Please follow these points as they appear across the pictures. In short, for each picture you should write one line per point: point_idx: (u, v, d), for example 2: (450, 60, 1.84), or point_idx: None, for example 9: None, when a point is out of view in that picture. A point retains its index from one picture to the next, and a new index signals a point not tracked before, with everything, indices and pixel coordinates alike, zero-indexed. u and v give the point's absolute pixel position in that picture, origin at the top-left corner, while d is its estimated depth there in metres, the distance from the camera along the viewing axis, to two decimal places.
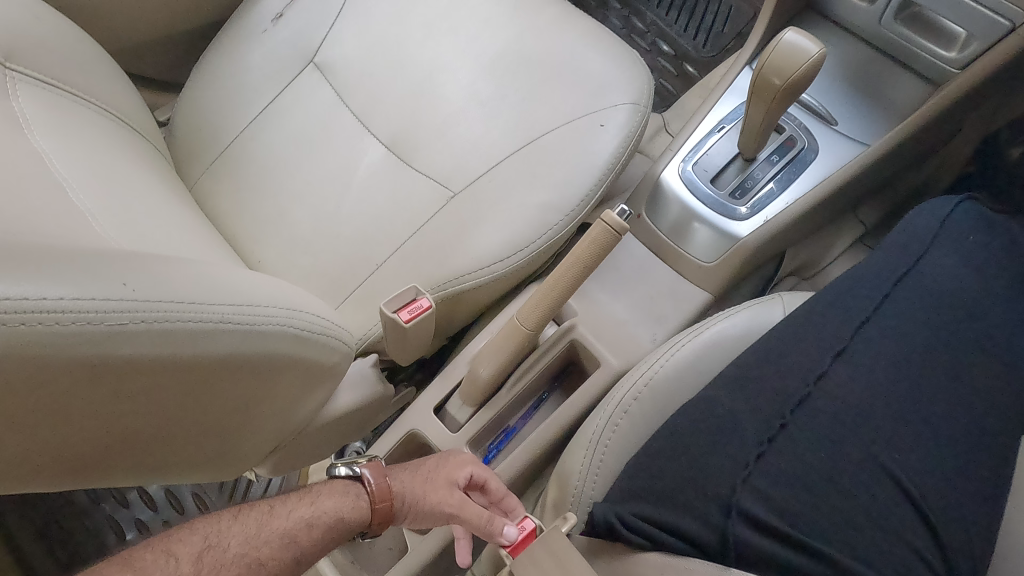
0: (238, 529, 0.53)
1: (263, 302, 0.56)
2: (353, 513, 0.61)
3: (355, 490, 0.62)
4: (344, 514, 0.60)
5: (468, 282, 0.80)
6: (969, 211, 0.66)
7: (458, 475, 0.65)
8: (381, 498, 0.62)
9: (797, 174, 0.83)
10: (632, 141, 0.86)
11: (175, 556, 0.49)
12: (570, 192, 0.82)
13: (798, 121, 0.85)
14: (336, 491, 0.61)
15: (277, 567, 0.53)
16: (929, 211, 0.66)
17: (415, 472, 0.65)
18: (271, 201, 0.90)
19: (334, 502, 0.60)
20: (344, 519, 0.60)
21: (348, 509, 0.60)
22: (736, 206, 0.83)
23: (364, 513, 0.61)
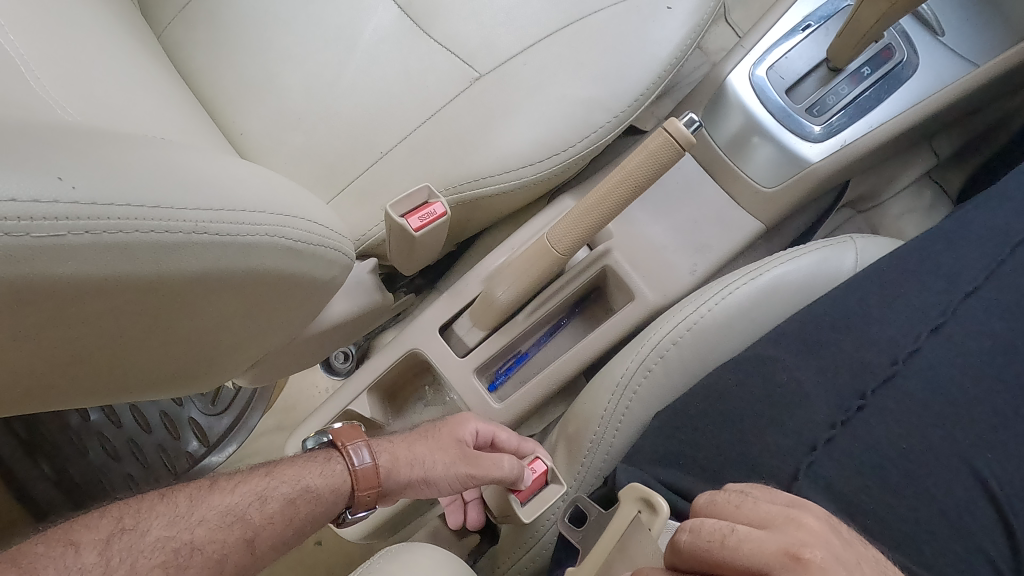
0: (163, 509, 0.46)
1: (247, 206, 0.45)
2: (323, 480, 0.53)
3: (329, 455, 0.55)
4: (310, 481, 0.52)
5: (490, 186, 0.68)
6: None
7: (464, 431, 0.59)
8: (362, 460, 0.54)
9: (888, 93, 0.70)
10: (699, 31, 0.72)
11: (76, 545, 0.41)
12: (619, 89, 0.69)
13: (900, 27, 0.71)
14: (305, 458, 0.54)
15: (217, 550, 0.46)
16: None
17: (408, 435, 0.60)
18: (258, 62, 0.75)
19: (303, 469, 0.53)
20: (316, 485, 0.52)
21: (316, 476, 0.53)
22: (809, 124, 0.71)
23: (339, 479, 0.54)
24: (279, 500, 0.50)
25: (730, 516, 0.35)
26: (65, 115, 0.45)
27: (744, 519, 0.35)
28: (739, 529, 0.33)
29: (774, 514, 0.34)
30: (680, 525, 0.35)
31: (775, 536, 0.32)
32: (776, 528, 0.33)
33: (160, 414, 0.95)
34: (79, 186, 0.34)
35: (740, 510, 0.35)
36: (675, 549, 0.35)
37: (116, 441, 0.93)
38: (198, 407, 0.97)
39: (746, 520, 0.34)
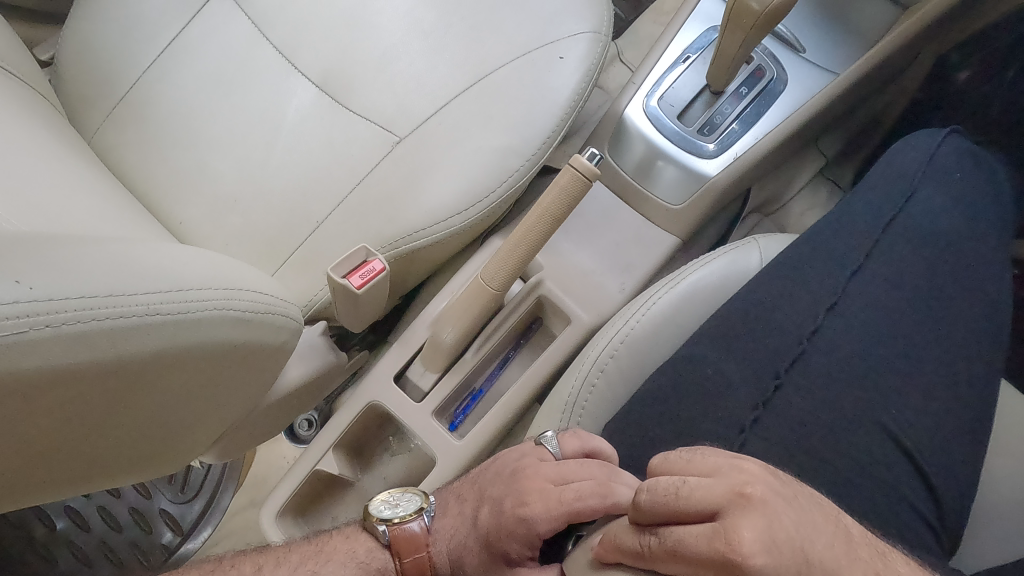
0: None
1: (193, 284, 0.48)
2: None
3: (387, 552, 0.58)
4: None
5: (423, 238, 0.73)
6: (954, 147, 0.63)
7: (538, 524, 0.52)
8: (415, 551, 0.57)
9: (767, 107, 0.79)
10: (592, 74, 0.79)
11: None
12: (529, 134, 0.75)
13: (766, 49, 0.80)
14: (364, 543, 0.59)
15: None
16: (915, 145, 0.64)
17: (489, 509, 0.58)
18: (189, 153, 0.79)
19: (354, 545, 0.59)
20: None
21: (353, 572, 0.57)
22: (704, 144, 0.78)
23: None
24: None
25: (681, 469, 0.40)
26: (9, 226, 0.48)
27: (694, 470, 0.39)
28: (688, 480, 0.37)
29: (720, 463, 0.39)
30: (643, 483, 0.39)
31: (720, 480, 0.37)
32: (720, 474, 0.38)
33: (130, 513, 0.95)
34: (36, 286, 0.38)
35: (692, 464, 0.40)
36: (638, 505, 0.39)
37: (86, 545, 0.93)
38: (168, 497, 0.97)
39: (696, 471, 0.38)
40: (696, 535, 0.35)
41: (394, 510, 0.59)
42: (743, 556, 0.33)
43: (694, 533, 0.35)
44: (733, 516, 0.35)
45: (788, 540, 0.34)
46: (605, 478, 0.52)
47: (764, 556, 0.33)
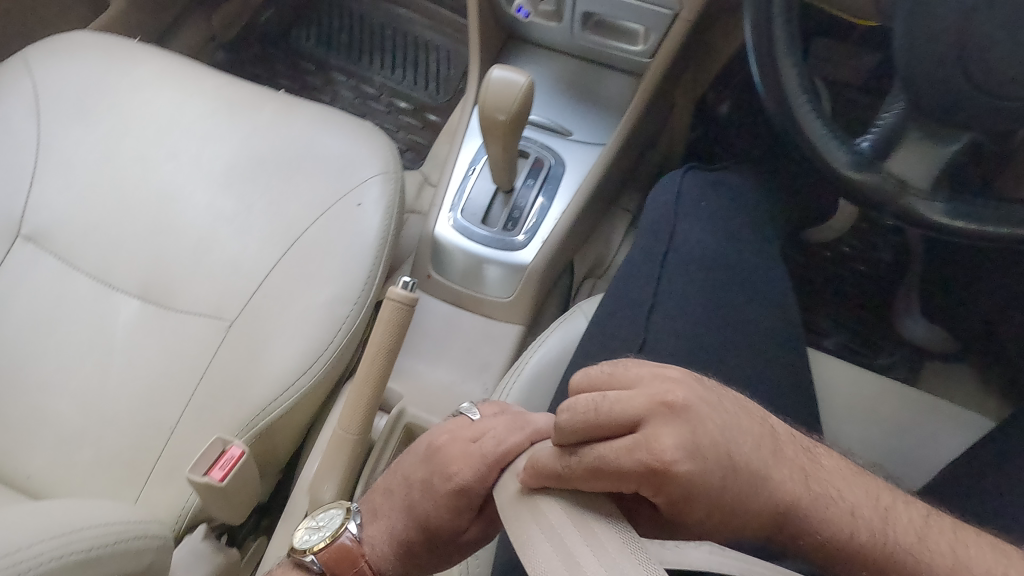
0: None
1: (21, 546, 0.47)
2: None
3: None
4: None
5: (276, 409, 0.74)
6: (695, 178, 0.77)
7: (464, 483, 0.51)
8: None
9: (556, 189, 0.88)
10: (394, 208, 0.84)
11: None
12: (350, 279, 0.79)
13: (539, 143, 0.91)
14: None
15: None
16: (667, 186, 0.77)
17: (419, 487, 0.56)
18: (22, 404, 0.77)
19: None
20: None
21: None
22: (513, 237, 0.85)
23: None
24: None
25: (599, 384, 0.39)
26: None
27: (616, 382, 0.39)
28: (607, 396, 0.37)
29: (640, 375, 0.39)
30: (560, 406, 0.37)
31: (638, 391, 0.38)
32: (640, 385, 0.38)
33: None
34: None
35: (611, 376, 0.39)
36: (558, 427, 0.37)
37: None
38: None
39: (614, 384, 0.38)
40: (616, 449, 0.37)
41: (316, 530, 0.58)
42: (666, 462, 0.36)
43: (615, 449, 0.37)
44: (655, 424, 0.37)
45: (710, 443, 0.38)
46: (513, 417, 0.53)
47: (688, 461, 0.37)
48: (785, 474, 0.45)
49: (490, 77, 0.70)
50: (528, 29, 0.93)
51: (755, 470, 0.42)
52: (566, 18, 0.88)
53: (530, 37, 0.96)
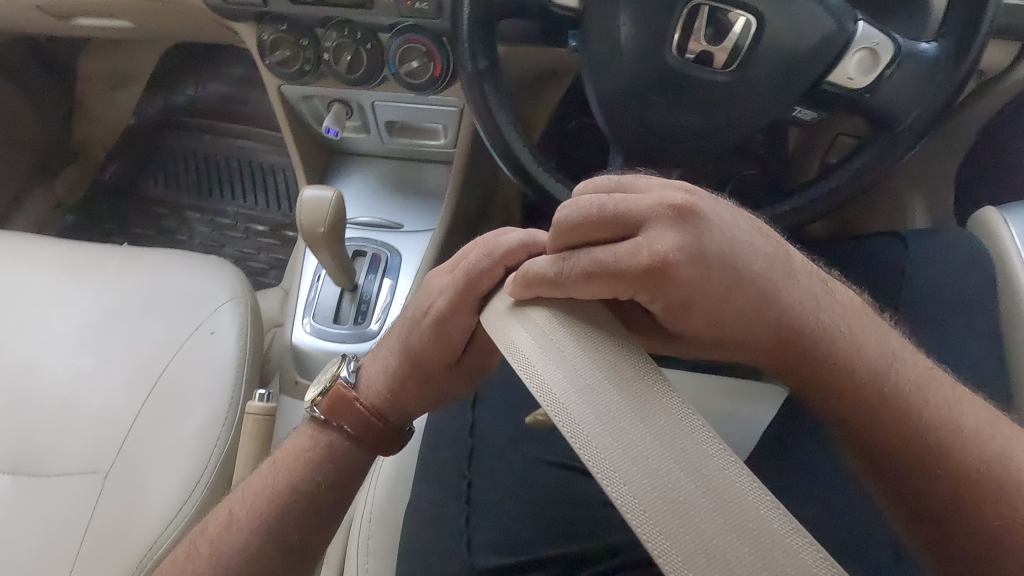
0: None
1: None
2: (305, 443, 0.64)
3: (332, 427, 0.63)
4: (291, 463, 0.63)
5: (162, 546, 0.77)
6: None
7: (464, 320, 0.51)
8: (352, 427, 0.61)
9: (397, 277, 0.97)
10: (248, 328, 0.90)
11: None
12: (216, 404, 0.84)
13: (374, 240, 1.00)
14: (305, 432, 0.65)
15: None
16: None
17: (403, 332, 0.59)
18: None
19: (293, 445, 0.65)
20: (319, 459, 0.62)
21: (299, 443, 0.64)
22: (367, 328, 0.93)
23: (325, 449, 0.63)
24: (288, 490, 0.62)
25: (605, 188, 0.40)
26: None
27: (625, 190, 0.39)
28: (607, 200, 0.38)
29: (651, 185, 0.40)
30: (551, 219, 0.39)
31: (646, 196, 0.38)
32: (634, 189, 0.39)
33: None
34: None
35: (620, 185, 0.40)
36: (558, 228, 0.39)
37: None
38: None
39: (622, 190, 0.39)
40: (611, 253, 0.37)
41: (321, 386, 0.64)
42: (662, 260, 0.36)
43: (612, 252, 0.37)
44: (658, 224, 0.37)
45: (717, 255, 0.38)
46: (487, 240, 0.48)
47: (689, 266, 0.37)
48: (797, 293, 0.43)
49: (303, 198, 0.80)
50: (345, 143, 1.04)
51: (765, 285, 0.41)
52: (373, 130, 0.99)
53: (349, 150, 1.07)
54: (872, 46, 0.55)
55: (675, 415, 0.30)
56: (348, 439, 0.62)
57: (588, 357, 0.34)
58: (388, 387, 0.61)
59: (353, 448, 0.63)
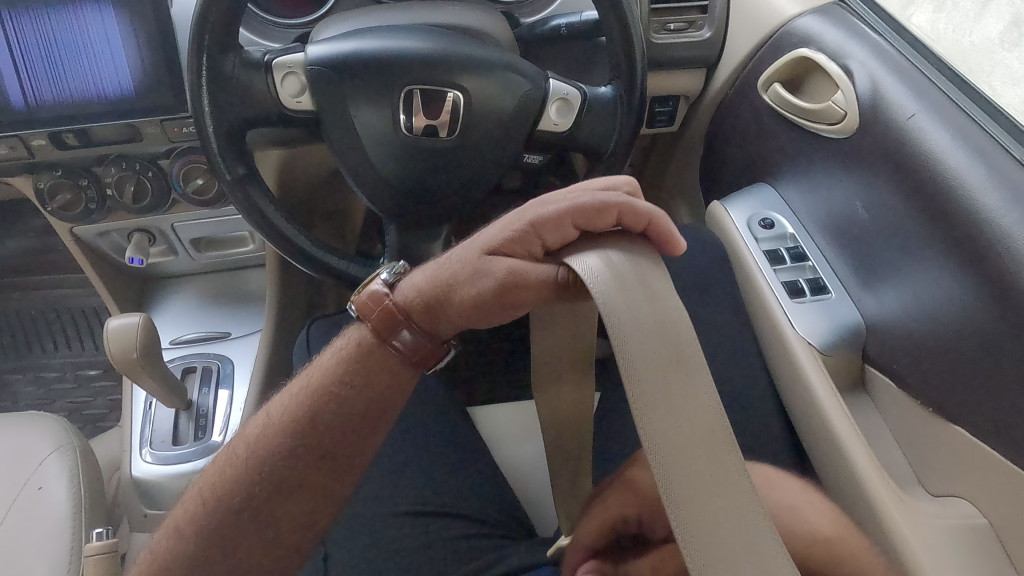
0: None
1: None
2: (324, 366, 0.58)
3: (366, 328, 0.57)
4: (285, 405, 0.58)
5: None
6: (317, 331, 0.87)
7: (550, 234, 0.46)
8: (399, 338, 0.54)
9: (232, 383, 0.99)
10: (82, 471, 0.88)
11: None
12: (57, 557, 0.81)
13: (203, 352, 1.01)
14: (338, 342, 0.59)
15: None
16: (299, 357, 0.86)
17: (479, 244, 0.51)
18: None
19: (327, 354, 0.58)
20: (353, 359, 0.56)
21: (325, 358, 0.58)
22: (210, 440, 0.93)
23: (327, 385, 0.56)
24: (312, 394, 0.56)
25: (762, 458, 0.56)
26: None
27: None
28: None
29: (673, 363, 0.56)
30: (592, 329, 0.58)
31: None
32: None
33: None
34: None
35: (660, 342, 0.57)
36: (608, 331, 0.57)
37: None
38: None
39: None
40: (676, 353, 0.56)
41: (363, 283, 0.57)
42: None
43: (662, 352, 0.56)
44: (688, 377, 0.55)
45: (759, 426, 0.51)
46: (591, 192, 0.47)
47: None
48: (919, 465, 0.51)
49: (109, 330, 0.81)
50: (156, 268, 1.06)
51: None
52: (179, 250, 1.02)
53: (162, 273, 1.08)
54: (563, 96, 0.68)
55: (737, 471, 0.35)
56: (376, 340, 0.55)
57: (655, 324, 0.39)
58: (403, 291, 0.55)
59: (386, 353, 0.55)
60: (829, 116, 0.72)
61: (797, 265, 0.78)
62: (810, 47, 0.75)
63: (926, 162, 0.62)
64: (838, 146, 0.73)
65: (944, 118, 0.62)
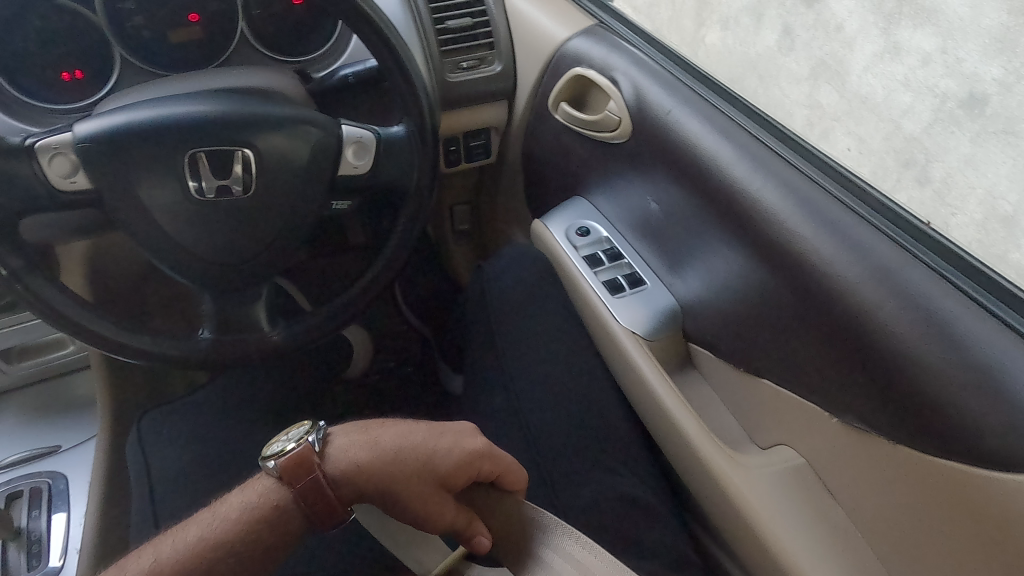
0: None
1: None
2: (228, 515, 0.55)
3: (280, 485, 0.55)
4: (168, 551, 0.53)
5: None
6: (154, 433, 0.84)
7: (460, 476, 0.59)
8: (300, 502, 0.53)
9: (67, 499, 0.89)
10: None
11: None
12: None
13: (29, 472, 0.90)
14: (249, 492, 0.57)
15: None
16: (135, 458, 0.82)
17: (397, 443, 0.59)
18: None
19: (233, 507, 0.56)
20: (260, 516, 0.54)
21: (230, 504, 0.56)
22: (49, 565, 0.82)
23: (222, 540, 0.54)
24: (207, 547, 0.53)
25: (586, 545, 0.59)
26: None
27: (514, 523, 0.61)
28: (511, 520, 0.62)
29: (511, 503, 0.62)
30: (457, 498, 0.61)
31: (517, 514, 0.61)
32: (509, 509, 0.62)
33: None
34: None
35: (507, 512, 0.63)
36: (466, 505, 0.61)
37: None
38: None
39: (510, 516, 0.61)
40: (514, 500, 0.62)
41: (284, 441, 0.55)
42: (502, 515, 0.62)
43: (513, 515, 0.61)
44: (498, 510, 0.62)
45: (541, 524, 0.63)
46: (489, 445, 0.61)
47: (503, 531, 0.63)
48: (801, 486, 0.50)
49: None
50: None
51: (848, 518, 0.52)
52: None
53: None
54: (358, 139, 0.70)
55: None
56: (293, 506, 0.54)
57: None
58: (332, 463, 0.56)
59: (291, 515, 0.54)
60: (608, 124, 0.78)
61: (615, 264, 0.83)
62: (582, 66, 0.81)
63: (688, 151, 0.68)
64: (623, 151, 0.79)
65: (696, 110, 0.69)
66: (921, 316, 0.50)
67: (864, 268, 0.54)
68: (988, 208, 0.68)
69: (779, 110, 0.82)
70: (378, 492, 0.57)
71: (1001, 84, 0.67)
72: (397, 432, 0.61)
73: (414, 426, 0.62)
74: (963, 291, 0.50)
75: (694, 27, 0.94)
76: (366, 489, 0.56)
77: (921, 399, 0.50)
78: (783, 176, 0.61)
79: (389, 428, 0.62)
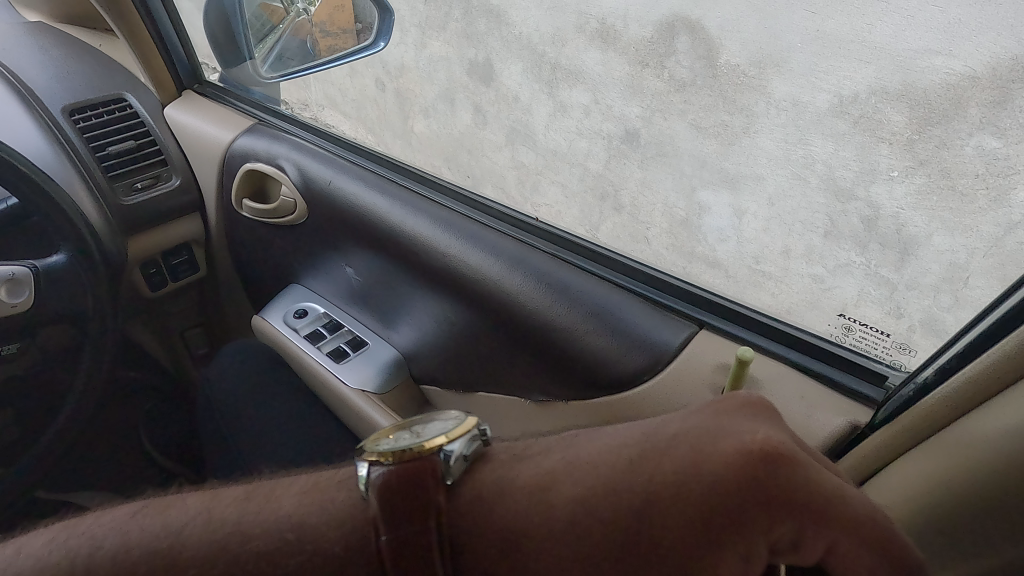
0: None
1: None
2: (273, 517, 0.32)
3: (405, 472, 0.31)
4: (146, 548, 0.32)
5: None
6: None
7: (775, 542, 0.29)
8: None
9: None
10: None
11: None
12: None
13: None
14: (326, 489, 0.34)
15: None
16: None
17: (685, 476, 0.31)
18: None
19: (291, 505, 0.33)
20: (320, 539, 0.31)
21: (283, 504, 0.33)
22: None
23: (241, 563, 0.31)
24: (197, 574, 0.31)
25: None
26: None
27: None
28: None
29: None
30: None
31: None
32: None
33: None
34: None
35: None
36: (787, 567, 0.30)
37: None
38: None
39: None
40: None
41: (393, 442, 0.34)
42: None
43: None
44: None
45: None
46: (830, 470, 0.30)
47: None
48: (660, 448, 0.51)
49: None
50: None
51: None
52: None
53: None
54: (10, 275, 0.68)
55: None
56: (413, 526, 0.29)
57: None
58: (482, 487, 0.33)
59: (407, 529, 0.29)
60: (287, 208, 0.84)
61: (337, 333, 0.86)
62: (250, 162, 0.86)
63: (360, 212, 0.75)
64: (311, 229, 0.84)
65: (350, 175, 0.76)
66: (572, 299, 0.57)
67: (522, 273, 0.60)
68: (670, 217, 0.84)
69: (490, 177, 0.95)
70: (522, 562, 0.31)
71: (643, 118, 0.84)
72: (589, 447, 0.35)
73: (636, 435, 0.35)
74: (581, 261, 0.59)
75: (402, 121, 1.15)
76: (498, 558, 0.31)
77: (588, 369, 0.56)
78: (429, 210, 0.69)
79: (633, 427, 0.36)
